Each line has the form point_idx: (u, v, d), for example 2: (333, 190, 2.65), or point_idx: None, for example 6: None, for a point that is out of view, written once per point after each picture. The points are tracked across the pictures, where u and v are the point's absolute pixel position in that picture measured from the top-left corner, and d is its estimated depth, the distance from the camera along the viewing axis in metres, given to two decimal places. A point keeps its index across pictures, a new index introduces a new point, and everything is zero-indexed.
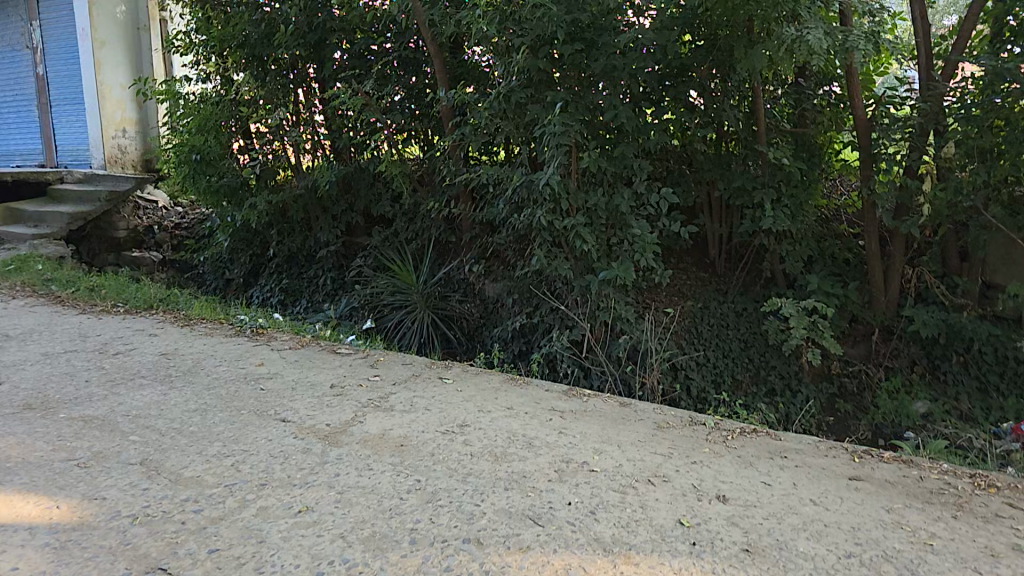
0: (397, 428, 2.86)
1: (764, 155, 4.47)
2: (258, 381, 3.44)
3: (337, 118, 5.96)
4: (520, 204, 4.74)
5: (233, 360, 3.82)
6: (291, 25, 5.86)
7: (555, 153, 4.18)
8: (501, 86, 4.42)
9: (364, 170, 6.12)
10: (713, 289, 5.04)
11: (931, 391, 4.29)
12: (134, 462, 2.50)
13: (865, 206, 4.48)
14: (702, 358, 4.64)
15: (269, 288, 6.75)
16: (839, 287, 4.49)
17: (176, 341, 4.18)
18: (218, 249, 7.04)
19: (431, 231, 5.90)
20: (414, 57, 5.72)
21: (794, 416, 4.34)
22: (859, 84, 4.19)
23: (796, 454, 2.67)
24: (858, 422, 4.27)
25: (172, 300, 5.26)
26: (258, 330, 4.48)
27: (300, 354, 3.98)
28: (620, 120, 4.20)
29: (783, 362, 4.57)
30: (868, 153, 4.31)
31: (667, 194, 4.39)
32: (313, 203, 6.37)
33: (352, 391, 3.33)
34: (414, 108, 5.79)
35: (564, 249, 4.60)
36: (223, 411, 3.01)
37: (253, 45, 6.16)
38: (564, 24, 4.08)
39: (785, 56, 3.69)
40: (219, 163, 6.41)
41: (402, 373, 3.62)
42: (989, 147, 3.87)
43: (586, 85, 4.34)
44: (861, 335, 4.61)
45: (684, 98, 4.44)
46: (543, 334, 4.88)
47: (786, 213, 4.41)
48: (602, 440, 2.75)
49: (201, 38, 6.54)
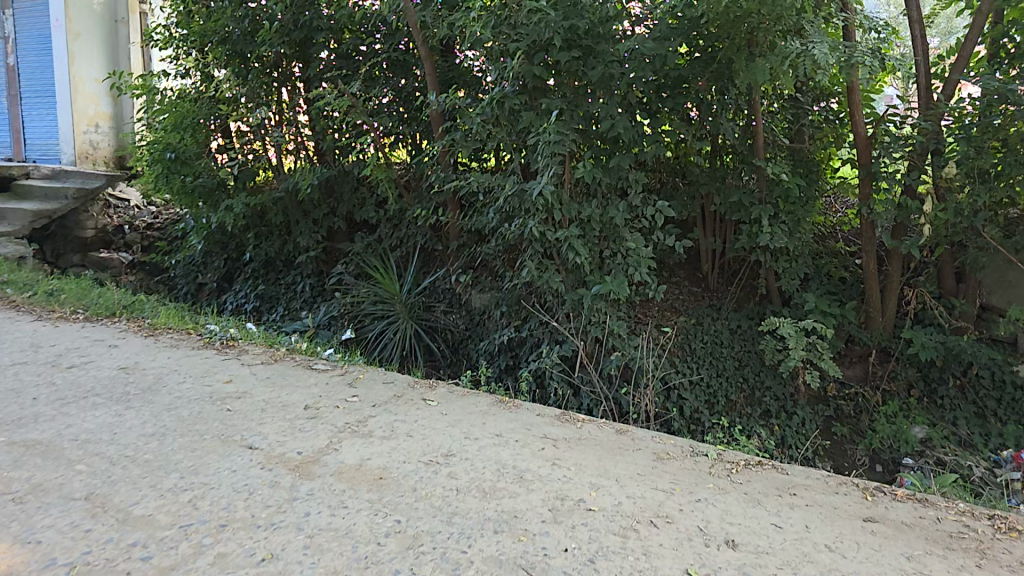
0: (377, 458, 2.65)
1: (762, 171, 4.33)
2: (225, 402, 3.22)
3: (321, 119, 5.73)
4: (510, 214, 4.55)
5: (200, 376, 3.58)
6: (274, 22, 5.60)
7: (548, 162, 4.02)
8: (495, 91, 4.23)
9: (348, 174, 5.90)
10: (707, 305, 4.91)
11: (929, 415, 4.16)
12: (79, 497, 2.28)
13: (864, 224, 4.29)
14: (696, 377, 4.48)
15: (244, 293, 6.48)
16: (836, 306, 4.35)
17: (138, 354, 3.92)
18: (191, 251, 6.75)
19: (416, 238, 5.69)
20: (403, 60, 5.53)
21: (790, 440, 4.20)
22: (860, 101, 4.05)
23: (805, 490, 2.50)
24: (855, 447, 4.13)
25: (138, 307, 4.99)
26: (228, 342, 4.22)
27: (273, 370, 3.73)
28: (617, 131, 4.04)
29: (778, 383, 4.42)
30: (869, 171, 4.11)
31: (663, 207, 4.22)
32: (293, 206, 6.11)
33: (328, 413, 3.10)
34: (402, 111, 5.59)
35: (555, 261, 4.44)
36: (182, 437, 2.81)
37: (234, 41, 5.90)
38: (562, 31, 3.91)
39: (787, 71, 3.53)
40: (194, 163, 6.10)
41: (383, 393, 3.40)
42: (987, 168, 3.78)
43: (582, 94, 4.17)
44: (858, 356, 4.43)
45: (680, 110, 4.29)
46: (531, 348, 4.74)
47: (785, 230, 4.28)
48: (600, 473, 2.56)
49: (180, 32, 6.21)
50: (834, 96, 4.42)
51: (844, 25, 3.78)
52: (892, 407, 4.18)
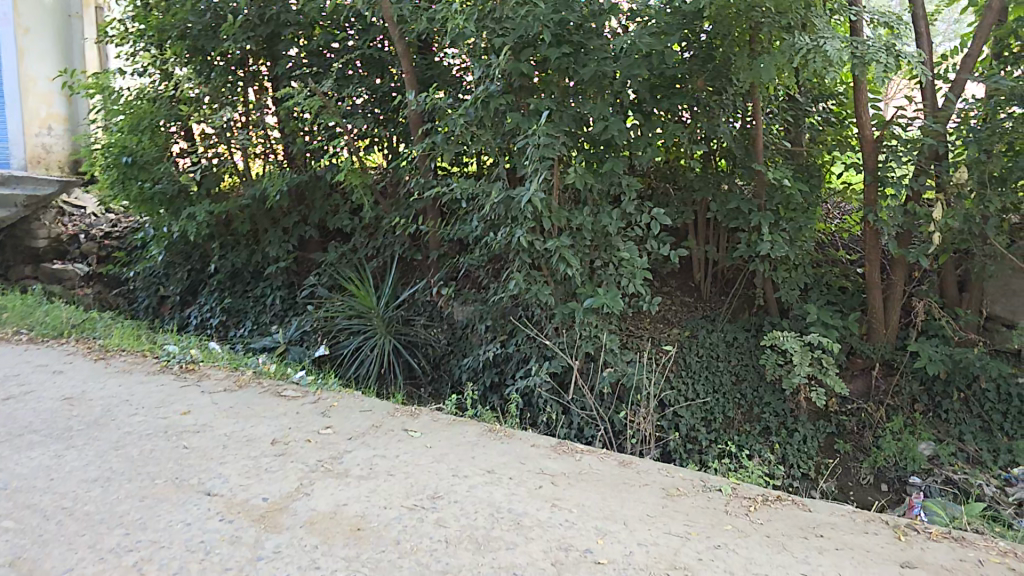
0: (354, 503, 2.34)
1: (762, 176, 4.14)
2: (181, 440, 2.88)
3: (290, 121, 5.40)
4: (495, 222, 4.33)
5: (154, 407, 3.23)
6: (240, 16, 5.25)
7: (537, 167, 3.76)
8: (479, 90, 3.99)
9: (321, 180, 5.58)
10: (701, 316, 4.70)
11: (934, 430, 3.97)
12: (1, 563, 1.93)
13: (867, 231, 4.11)
14: (691, 393, 4.26)
15: (210, 307, 6.10)
16: (838, 318, 4.16)
17: (87, 381, 3.55)
18: (152, 262, 6.35)
19: (394, 247, 5.37)
20: (379, 58, 5.25)
21: (792, 459, 3.99)
22: (867, 97, 3.86)
23: (832, 531, 2.26)
24: (859, 465, 3.94)
25: (89, 326, 4.58)
26: (188, 366, 3.86)
27: (236, 398, 3.39)
28: (610, 134, 3.80)
29: (778, 399, 4.20)
30: (874, 176, 3.91)
31: (658, 215, 3.99)
32: (261, 213, 5.76)
33: (298, 449, 2.79)
34: (378, 113, 5.30)
35: (543, 272, 4.21)
36: (131, 482, 2.47)
37: (196, 37, 5.50)
38: (551, 25, 3.67)
39: (793, 64, 3.38)
40: (154, 168, 5.68)
41: (358, 423, 3.09)
42: (998, 173, 3.65)
43: (572, 94, 3.94)
44: (859, 369, 4.21)
45: (675, 111, 4.09)
46: (518, 364, 4.50)
47: (785, 238, 4.10)
48: (605, 515, 2.29)
49: (137, 28, 5.81)
50: (834, 97, 4.26)
51: (852, 19, 3.65)
52: (896, 423, 3.97)
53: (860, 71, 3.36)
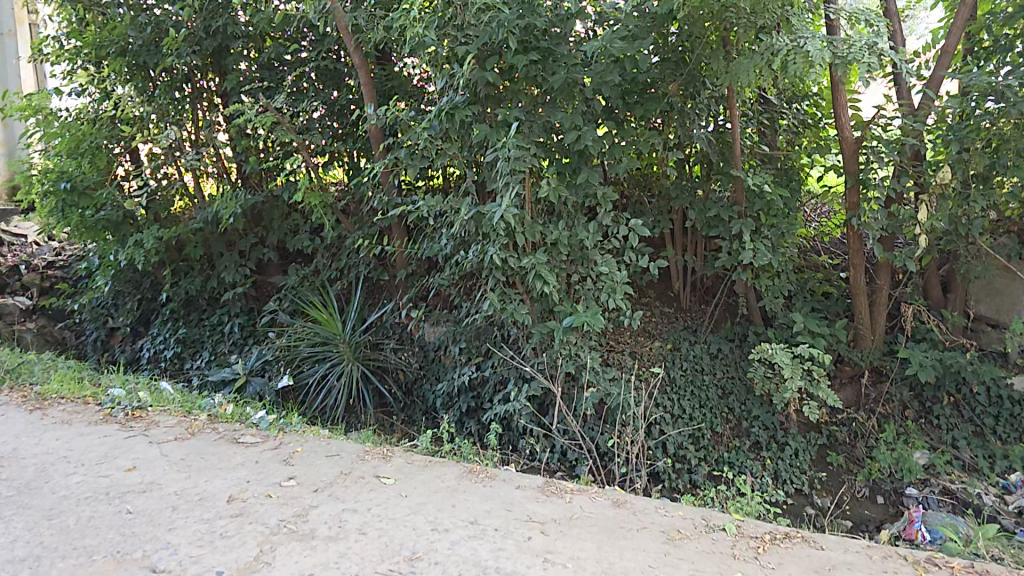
0: (322, 570, 2.07)
1: (740, 181, 4.00)
2: (125, 501, 2.58)
3: (243, 139, 5.08)
4: (466, 240, 4.10)
5: (95, 463, 2.91)
6: (183, 29, 4.91)
7: (508, 180, 3.56)
8: (443, 102, 3.77)
9: (278, 200, 5.29)
10: (683, 328, 4.53)
11: (927, 437, 3.86)
12: None
13: (851, 234, 3.96)
14: (678, 409, 4.08)
15: (163, 338, 5.71)
16: (824, 325, 4.03)
17: (18, 436, 3.19)
18: (99, 292, 5.93)
19: (359, 268, 5.09)
20: (334, 69, 4.97)
21: (785, 474, 3.83)
22: (845, 97, 3.74)
23: (849, 571, 2.09)
24: (853, 478, 3.80)
25: (25, 371, 4.18)
26: (134, 412, 3.56)
27: (187, 448, 3.13)
28: (584, 143, 3.60)
29: (766, 411, 4.05)
30: (857, 179, 3.78)
31: (635, 226, 3.78)
32: (215, 237, 5.43)
33: (258, 508, 2.51)
34: (336, 127, 5.03)
35: (519, 290, 4.00)
36: (65, 560, 2.15)
37: (136, 52, 5.11)
38: (517, 31, 3.46)
39: (771, 67, 3.27)
40: (95, 193, 5.28)
41: (324, 472, 2.86)
42: (981, 172, 3.55)
43: (541, 103, 3.75)
44: (848, 377, 4.10)
45: (649, 117, 3.90)
46: (495, 387, 4.28)
47: (767, 245, 3.97)
48: (603, 569, 2.07)
49: (73, 44, 5.38)
50: (809, 97, 4.16)
51: (829, 17, 3.53)
52: (889, 433, 3.86)
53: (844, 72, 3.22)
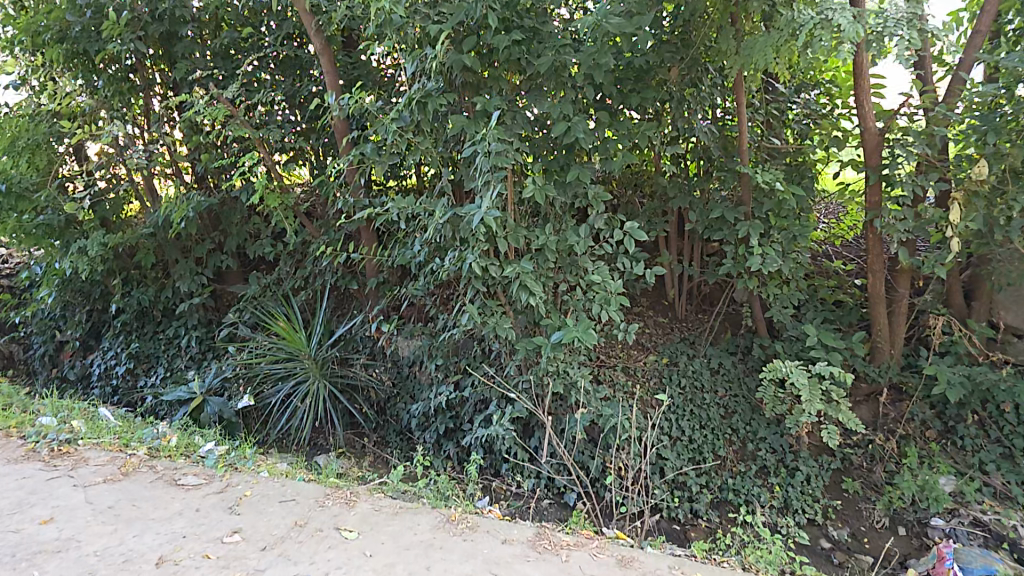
0: None
1: (747, 178, 3.65)
2: (33, 564, 2.12)
3: (196, 134, 4.64)
4: (441, 246, 3.69)
5: (4, 515, 2.46)
6: (127, 13, 4.45)
7: (488, 179, 3.14)
8: (414, 90, 3.36)
9: (237, 201, 4.85)
10: (680, 340, 4.15)
11: (952, 461, 3.47)
12: None
13: (870, 236, 3.64)
14: (676, 430, 3.68)
15: (113, 353, 5.21)
16: (839, 337, 3.66)
17: None
18: (42, 304, 5.40)
19: (325, 277, 4.62)
20: (295, 56, 4.58)
21: (796, 503, 3.43)
22: (868, 81, 3.44)
23: None
24: (871, 506, 3.41)
25: None
26: (63, 446, 3.11)
27: (121, 492, 2.69)
28: (574, 136, 3.19)
29: (774, 433, 3.67)
30: (880, 175, 3.47)
31: (630, 229, 3.36)
32: (169, 242, 4.96)
33: (194, 573, 2.08)
34: (299, 121, 4.62)
35: (501, 301, 3.62)
36: None
37: (76, 39, 4.61)
38: (497, 7, 3.02)
39: (792, 42, 3.07)
40: (35, 195, 4.80)
41: (276, 524, 2.44)
42: (1017, 165, 3.19)
43: (524, 91, 3.36)
44: (863, 395, 3.74)
45: (645, 106, 3.55)
46: (476, 408, 3.89)
47: (776, 250, 3.60)
48: None
49: (7, 31, 4.87)
50: (819, 85, 3.88)
51: None
52: (911, 456, 3.48)
53: (877, 49, 3.05)
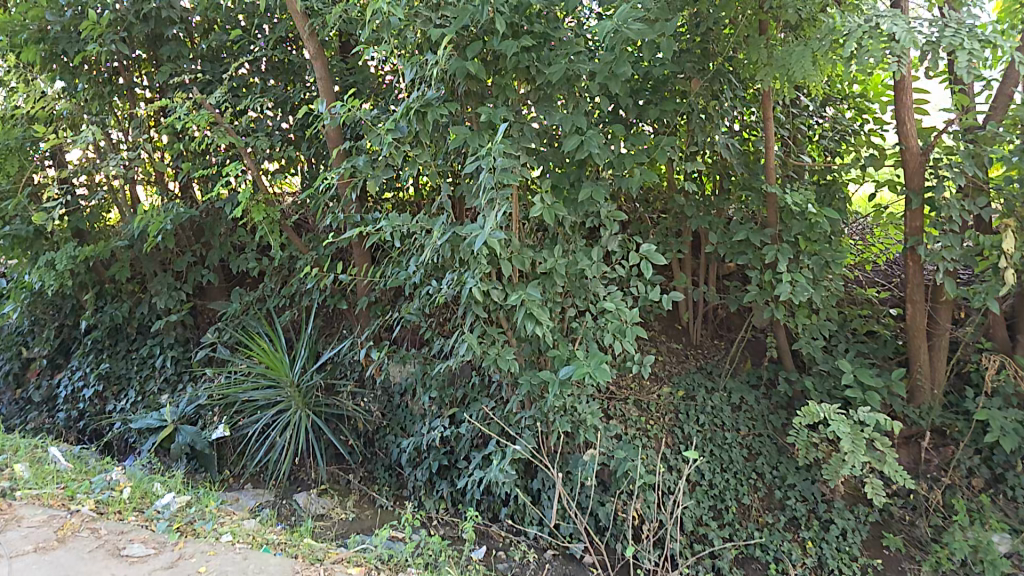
0: None
1: (774, 199, 3.37)
2: None
3: (177, 142, 4.32)
4: (439, 265, 3.35)
5: None
6: (108, 11, 4.15)
7: (493, 196, 2.79)
8: (413, 97, 3.04)
9: (221, 214, 4.52)
10: (696, 370, 3.79)
11: (1005, 516, 3.10)
12: None
13: (911, 262, 3.37)
14: (695, 474, 3.31)
15: (81, 374, 4.81)
16: (876, 375, 3.32)
17: None
18: (8, 320, 5.00)
19: (311, 296, 4.27)
20: (288, 61, 4.32)
21: (832, 562, 3.04)
22: (910, 94, 3.19)
23: None
24: (916, 567, 3.04)
25: None
26: None
27: (51, 566, 2.28)
28: (588, 151, 2.86)
29: (803, 479, 3.31)
30: (922, 199, 3.20)
31: (649, 251, 3.04)
32: (146, 257, 4.61)
33: None
34: (290, 130, 4.33)
35: (504, 329, 3.28)
36: None
37: (54, 39, 4.29)
38: (505, 9, 2.74)
39: (832, 53, 2.84)
40: (3, 204, 4.44)
41: None
42: None
43: (533, 102, 3.07)
44: (902, 438, 3.39)
45: (664, 119, 3.27)
46: (472, 444, 3.52)
47: (807, 278, 3.28)
48: None
49: None
50: (847, 100, 3.61)
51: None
52: (960, 510, 3.11)
53: (931, 59, 2.78)
